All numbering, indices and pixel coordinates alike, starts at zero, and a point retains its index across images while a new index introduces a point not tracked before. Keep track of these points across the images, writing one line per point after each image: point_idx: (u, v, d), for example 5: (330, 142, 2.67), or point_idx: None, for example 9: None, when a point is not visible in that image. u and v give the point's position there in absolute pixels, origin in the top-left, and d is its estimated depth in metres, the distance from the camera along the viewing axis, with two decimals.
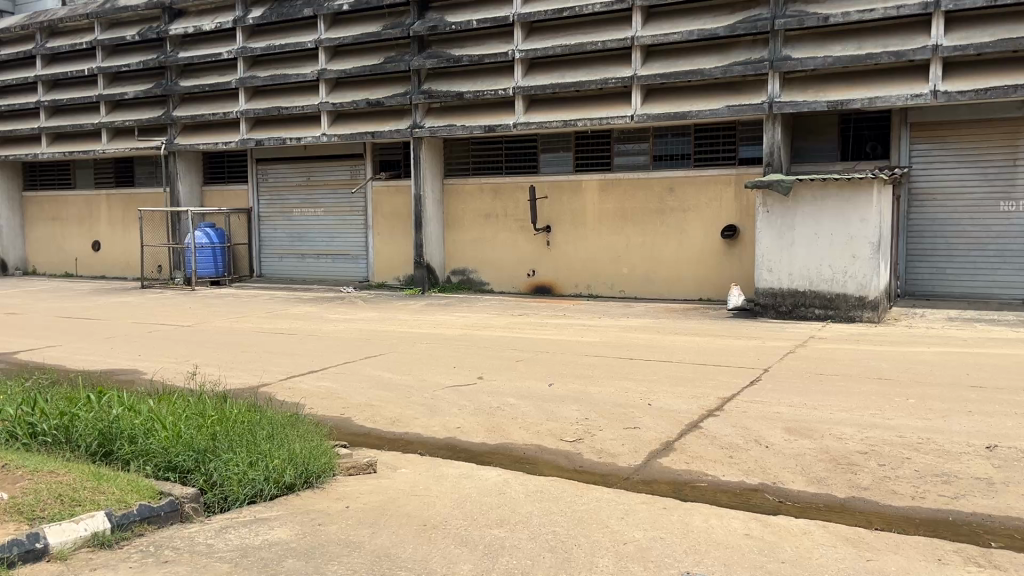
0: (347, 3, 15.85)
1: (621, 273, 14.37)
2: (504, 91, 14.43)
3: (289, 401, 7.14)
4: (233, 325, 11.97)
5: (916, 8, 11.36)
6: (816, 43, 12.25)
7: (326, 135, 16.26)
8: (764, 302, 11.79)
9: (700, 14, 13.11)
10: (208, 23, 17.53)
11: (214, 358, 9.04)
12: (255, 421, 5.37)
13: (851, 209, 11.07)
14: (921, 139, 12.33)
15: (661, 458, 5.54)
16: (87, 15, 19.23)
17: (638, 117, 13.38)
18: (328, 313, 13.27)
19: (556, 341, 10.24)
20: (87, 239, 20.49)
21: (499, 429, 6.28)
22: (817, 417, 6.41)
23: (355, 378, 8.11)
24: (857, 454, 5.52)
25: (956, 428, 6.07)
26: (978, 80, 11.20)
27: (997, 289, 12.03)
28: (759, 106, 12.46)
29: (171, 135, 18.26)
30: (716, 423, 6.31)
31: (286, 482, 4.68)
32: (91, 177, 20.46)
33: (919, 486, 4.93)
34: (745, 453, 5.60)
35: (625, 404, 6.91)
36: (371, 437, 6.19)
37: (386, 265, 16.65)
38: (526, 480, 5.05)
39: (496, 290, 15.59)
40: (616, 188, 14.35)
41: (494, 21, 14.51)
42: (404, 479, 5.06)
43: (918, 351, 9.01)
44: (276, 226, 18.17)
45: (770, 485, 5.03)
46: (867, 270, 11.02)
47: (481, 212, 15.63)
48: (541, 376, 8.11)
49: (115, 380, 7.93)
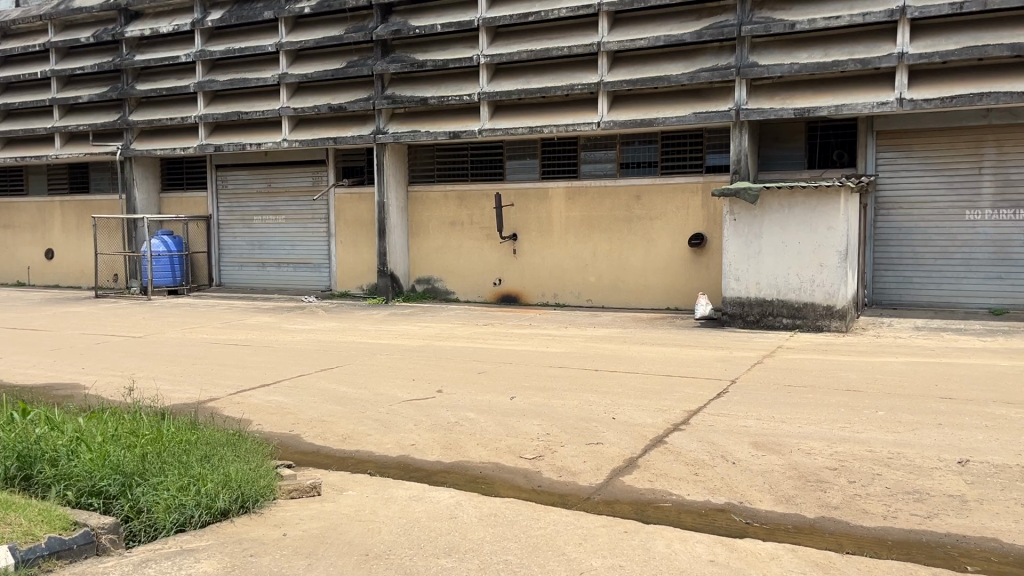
0: (309, 6, 15.51)
1: (589, 282, 14.15)
2: (468, 96, 14.19)
3: (234, 417, 6.78)
4: (186, 336, 11.52)
5: (882, 15, 11.30)
6: (782, 51, 12.15)
7: (287, 142, 15.88)
8: (731, 311, 11.61)
9: (666, 20, 12.97)
10: (165, 26, 17.08)
11: (162, 371, 8.64)
12: (192, 441, 5.03)
13: (818, 217, 10.97)
14: (886, 147, 12.28)
15: (623, 476, 5.28)
16: (40, 17, 18.65)
17: (604, 124, 13.19)
18: (287, 323, 12.87)
19: (519, 351, 9.96)
20: (40, 247, 19.85)
21: (456, 446, 5.98)
22: (785, 431, 6.19)
23: (308, 392, 7.76)
24: (826, 470, 5.31)
25: (926, 442, 5.88)
26: (944, 88, 11.14)
27: (962, 297, 12.00)
28: (726, 113, 12.31)
29: (127, 140, 17.72)
30: (682, 437, 6.07)
31: (219, 508, 4.35)
32: (44, 183, 19.81)
33: (891, 504, 4.72)
34: (711, 470, 5.36)
35: (588, 418, 6.65)
36: (319, 457, 5.86)
37: (349, 273, 16.28)
38: (481, 502, 4.76)
39: (462, 299, 15.30)
40: (582, 196, 14.14)
41: (458, 26, 14.24)
42: (350, 502, 4.74)
43: (886, 361, 8.87)
44: (235, 234, 17.75)
45: (736, 505, 4.79)
46: (835, 279, 10.90)
47: (446, 220, 15.35)
48: (502, 389, 7.82)
49: (53, 395, 7.51)
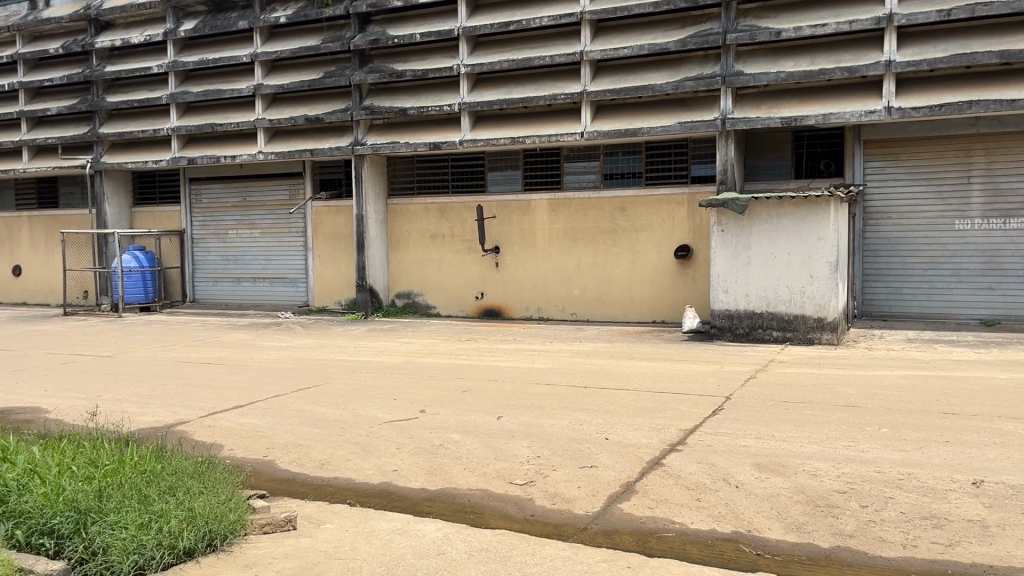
0: (284, 16, 15.17)
1: (573, 295, 13.84)
2: (449, 107, 13.90)
3: (204, 442, 6.38)
4: (157, 355, 11.05)
5: (869, 23, 11.13)
6: (768, 58, 11.96)
7: (262, 154, 15.48)
8: (720, 324, 11.35)
9: (650, 28, 12.76)
10: (137, 36, 16.65)
11: (129, 393, 8.20)
12: (157, 473, 4.66)
13: (808, 227, 10.74)
14: (874, 155, 12.11)
15: (621, 503, 4.94)
16: (7, 28, 18.11)
17: (588, 134, 12.95)
18: (262, 341, 12.41)
19: (503, 368, 9.61)
20: (7, 264, 19.23)
21: (441, 471, 5.62)
22: (787, 451, 5.90)
23: (284, 414, 7.37)
24: (835, 494, 5.00)
25: (936, 461, 5.61)
26: (932, 96, 10.98)
27: (954, 308, 11.82)
28: (711, 122, 12.09)
29: (97, 153, 17.22)
30: (679, 459, 5.75)
31: (183, 548, 3.97)
32: (12, 198, 19.27)
33: (909, 531, 4.42)
34: (714, 494, 5.04)
35: (580, 439, 6.32)
36: (295, 485, 5.47)
37: (326, 288, 15.87)
38: (471, 535, 4.41)
39: (444, 313, 14.94)
40: (565, 208, 13.86)
41: (438, 34, 13.96)
42: (328, 537, 4.37)
43: (883, 375, 8.61)
44: (209, 249, 17.29)
45: (744, 534, 4.47)
46: (826, 290, 10.66)
47: (426, 232, 15.00)
48: (488, 408, 7.46)
49: (11, 421, 7.05)
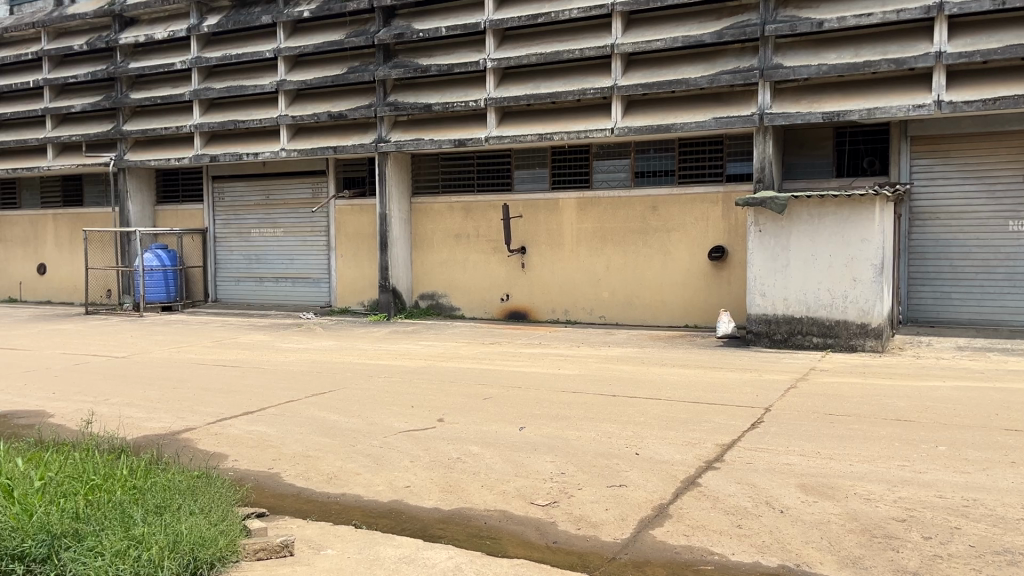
0: (308, 10, 14.84)
1: (602, 297, 13.36)
2: (474, 103, 13.48)
3: (206, 453, 6.00)
4: (172, 356, 10.75)
5: (918, 12, 10.52)
6: (809, 50, 11.40)
7: (285, 151, 15.17)
8: (757, 329, 10.81)
9: (684, 19, 12.23)
10: (160, 31, 16.44)
11: (138, 397, 7.86)
12: (145, 489, 4.28)
13: (852, 227, 10.15)
14: (921, 153, 11.49)
15: (653, 529, 4.46)
16: (32, 25, 18.00)
17: (618, 130, 12.47)
18: (280, 343, 12.06)
19: (527, 374, 9.14)
20: (33, 262, 19.15)
21: (458, 488, 5.18)
22: (837, 471, 5.37)
23: (295, 421, 6.98)
24: (894, 523, 4.48)
25: (1003, 485, 5.06)
26: (985, 89, 10.35)
27: (1006, 314, 11.15)
28: (749, 118, 11.54)
29: (121, 151, 17.06)
30: (717, 478, 5.26)
31: None
32: (37, 197, 19.17)
33: (981, 569, 3.89)
34: (756, 520, 4.55)
35: (608, 454, 5.84)
36: (298, 502, 5.06)
37: (350, 289, 15.54)
38: (486, 567, 3.97)
39: (468, 315, 14.52)
40: (594, 207, 13.37)
41: (464, 28, 13.54)
42: (327, 565, 3.95)
43: (934, 386, 8.03)
44: (232, 248, 17.04)
45: (791, 568, 3.98)
46: (871, 294, 10.07)
47: (452, 232, 14.59)
48: (510, 418, 7.01)
49: (11, 426, 6.74)
